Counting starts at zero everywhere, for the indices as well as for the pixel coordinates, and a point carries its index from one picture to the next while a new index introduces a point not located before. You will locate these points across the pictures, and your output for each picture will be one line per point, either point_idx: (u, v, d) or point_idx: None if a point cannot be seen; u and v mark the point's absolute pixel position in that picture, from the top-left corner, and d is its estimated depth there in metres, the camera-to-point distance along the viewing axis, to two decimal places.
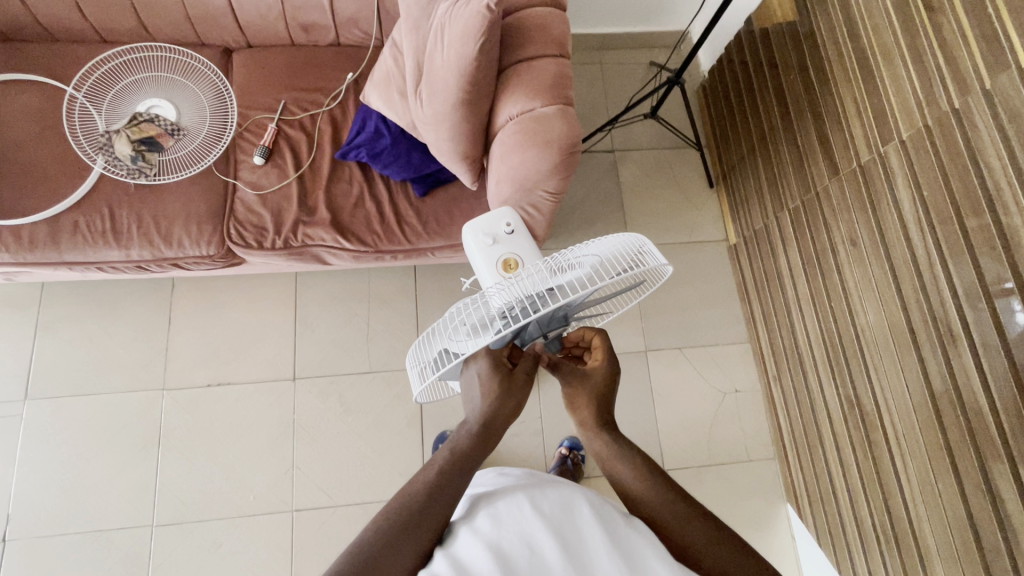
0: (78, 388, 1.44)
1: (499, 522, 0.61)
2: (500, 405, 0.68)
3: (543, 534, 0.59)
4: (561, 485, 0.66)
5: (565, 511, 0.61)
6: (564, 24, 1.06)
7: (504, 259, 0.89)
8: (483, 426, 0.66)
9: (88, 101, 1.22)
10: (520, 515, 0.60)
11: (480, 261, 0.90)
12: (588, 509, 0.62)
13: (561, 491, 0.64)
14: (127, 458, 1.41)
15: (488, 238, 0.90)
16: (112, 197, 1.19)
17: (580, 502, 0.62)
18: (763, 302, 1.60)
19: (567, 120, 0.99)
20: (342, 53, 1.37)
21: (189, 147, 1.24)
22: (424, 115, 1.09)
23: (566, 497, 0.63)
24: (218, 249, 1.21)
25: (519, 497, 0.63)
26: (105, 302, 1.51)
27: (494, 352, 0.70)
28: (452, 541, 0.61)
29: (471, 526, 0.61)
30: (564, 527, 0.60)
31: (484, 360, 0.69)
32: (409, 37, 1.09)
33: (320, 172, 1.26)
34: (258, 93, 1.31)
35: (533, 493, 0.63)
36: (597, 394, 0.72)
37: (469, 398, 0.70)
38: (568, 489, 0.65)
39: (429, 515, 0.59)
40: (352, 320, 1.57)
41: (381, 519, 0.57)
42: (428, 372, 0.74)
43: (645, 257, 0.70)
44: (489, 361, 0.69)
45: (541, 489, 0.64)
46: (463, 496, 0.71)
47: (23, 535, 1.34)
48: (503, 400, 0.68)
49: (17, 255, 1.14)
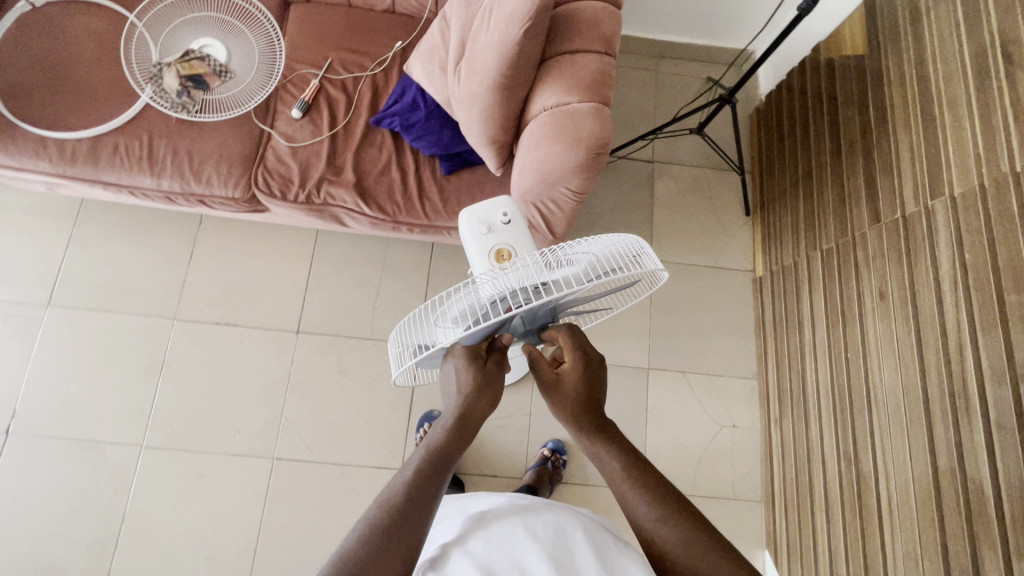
0: (97, 303, 1.51)
1: (491, 546, 0.63)
2: (477, 398, 0.65)
3: (533, 557, 0.60)
4: (558, 509, 0.68)
5: (558, 534, 0.63)
6: (617, 23, 1.03)
7: (498, 250, 0.85)
8: (460, 420, 0.64)
9: (147, 32, 1.26)
10: (512, 538, 0.63)
11: (473, 250, 0.86)
12: (579, 532, 0.64)
13: (556, 515, 0.66)
14: (129, 377, 1.47)
15: (482, 226, 0.85)
16: (153, 127, 1.23)
17: (572, 526, 0.65)
18: (778, 340, 1.55)
19: (600, 119, 0.97)
20: (394, 21, 1.36)
21: (233, 90, 1.27)
22: (459, 94, 1.08)
23: (560, 520, 0.66)
24: (244, 192, 1.25)
25: (513, 521, 0.65)
26: (136, 226, 1.57)
27: (472, 346, 0.68)
28: (445, 565, 0.63)
29: (464, 549, 0.64)
30: (554, 547, 0.62)
31: (462, 350, 0.67)
32: (459, 13, 1.08)
33: (353, 135, 1.27)
34: (307, 47, 1.32)
35: (527, 515, 0.66)
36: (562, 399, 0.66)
37: (448, 389, 0.68)
38: (563, 513, 0.67)
39: (412, 519, 0.55)
40: (363, 286, 1.59)
41: (364, 526, 0.54)
42: (408, 356, 0.74)
43: (641, 259, 0.67)
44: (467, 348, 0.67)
45: (535, 512, 0.67)
46: (461, 519, 0.73)
47: (23, 431, 1.41)
48: (479, 392, 0.65)
49: (59, 167, 1.20)
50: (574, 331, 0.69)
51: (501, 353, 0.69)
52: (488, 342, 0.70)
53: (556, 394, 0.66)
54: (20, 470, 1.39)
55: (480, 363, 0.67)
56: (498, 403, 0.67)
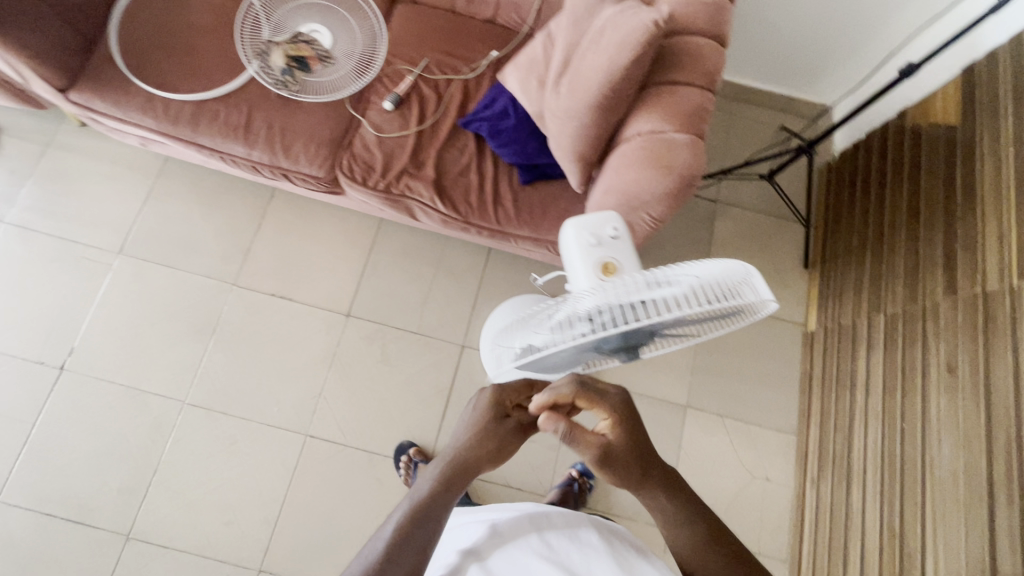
0: (164, 258, 1.56)
1: (508, 559, 0.68)
2: (477, 447, 0.63)
3: (549, 567, 0.66)
4: (567, 512, 0.73)
5: (571, 540, 0.69)
6: (721, 61, 1.05)
7: (605, 263, 0.82)
8: (455, 468, 0.62)
9: (261, 10, 1.31)
10: (527, 551, 0.67)
11: (578, 260, 0.84)
12: (594, 535, 0.69)
13: (566, 519, 0.72)
14: (182, 334, 1.51)
15: (592, 238, 0.84)
16: (254, 100, 1.28)
17: (583, 530, 0.70)
18: (825, 399, 1.52)
19: (694, 151, 0.98)
20: (493, 32, 1.39)
21: (332, 76, 1.32)
22: (555, 109, 1.09)
23: (571, 525, 0.71)
24: (327, 173, 1.29)
25: (526, 532, 0.70)
26: (212, 191, 1.63)
27: (498, 396, 0.67)
28: None
29: (481, 563, 0.68)
30: (571, 553, 0.67)
31: (489, 394, 0.67)
32: (567, 31, 1.10)
33: (439, 134, 1.31)
34: (407, 45, 1.36)
35: (538, 523, 0.71)
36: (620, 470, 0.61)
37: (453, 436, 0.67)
38: (572, 517, 0.72)
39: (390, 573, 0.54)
40: (417, 280, 1.61)
41: None
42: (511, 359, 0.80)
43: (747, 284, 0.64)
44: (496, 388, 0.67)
45: (546, 517, 0.71)
46: (468, 518, 0.78)
47: (76, 369, 1.46)
48: (480, 442, 0.64)
49: (161, 124, 1.25)
50: (605, 392, 0.64)
51: (531, 419, 0.66)
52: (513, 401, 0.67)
53: (610, 463, 0.61)
54: (67, 406, 1.43)
55: (502, 413, 0.66)
56: (506, 456, 0.65)
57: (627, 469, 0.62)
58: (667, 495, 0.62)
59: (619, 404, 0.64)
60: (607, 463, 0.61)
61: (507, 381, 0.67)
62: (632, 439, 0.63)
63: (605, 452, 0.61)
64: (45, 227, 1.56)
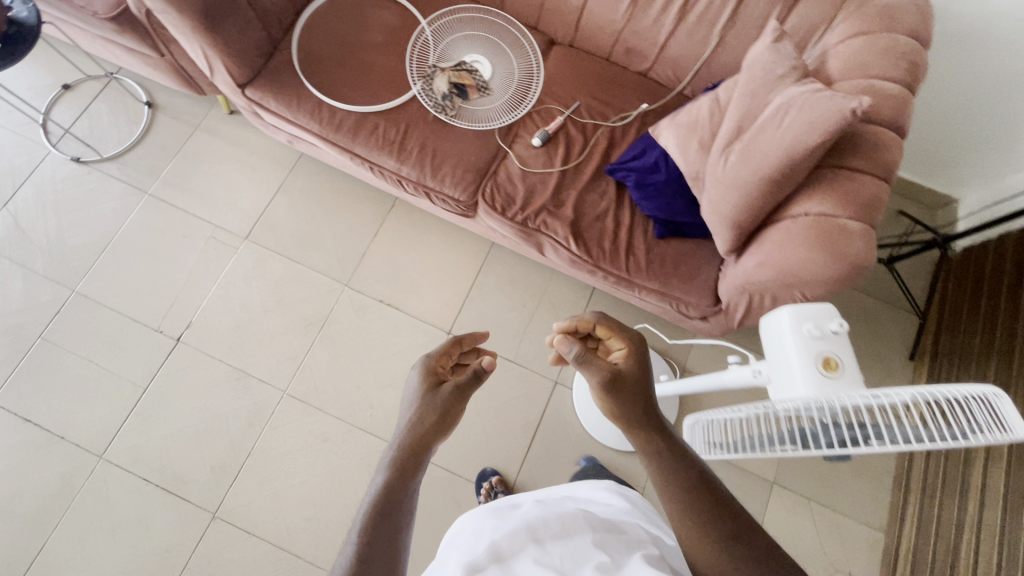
0: (285, 250, 1.62)
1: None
2: (422, 420, 0.67)
3: None
4: (565, 516, 0.63)
5: (573, 553, 0.57)
6: (900, 151, 1.03)
7: (827, 358, 0.68)
8: (410, 448, 0.65)
9: (431, 36, 1.38)
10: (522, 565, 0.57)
11: (780, 347, 0.73)
12: (593, 537, 0.59)
13: (566, 528, 0.61)
14: (292, 325, 1.56)
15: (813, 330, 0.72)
16: (412, 119, 1.34)
17: (584, 541, 0.59)
18: (924, 505, 1.44)
19: (867, 241, 0.96)
20: (645, 85, 1.41)
21: (486, 106, 1.37)
22: (718, 174, 1.10)
23: (571, 534, 0.60)
24: (468, 198, 1.32)
25: (519, 547, 0.59)
26: (338, 192, 1.69)
27: (429, 365, 0.73)
28: None
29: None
30: (574, 564, 0.56)
31: (421, 368, 0.73)
32: (741, 100, 1.10)
33: (581, 176, 1.33)
34: (561, 87, 1.40)
35: (534, 535, 0.60)
36: (625, 399, 0.68)
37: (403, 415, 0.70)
38: (570, 523, 0.61)
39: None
40: (519, 309, 1.63)
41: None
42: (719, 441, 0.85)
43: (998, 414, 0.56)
44: (428, 358, 0.74)
45: (542, 527, 0.61)
46: (460, 544, 0.65)
47: (191, 343, 1.52)
48: (428, 414, 0.68)
49: (324, 130, 1.32)
50: (612, 320, 0.76)
51: (466, 377, 0.70)
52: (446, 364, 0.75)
53: (621, 386, 0.69)
54: (177, 376, 1.49)
55: (437, 381, 0.73)
56: (452, 425, 0.69)
57: (630, 398, 0.68)
58: (636, 418, 0.67)
59: (636, 341, 0.75)
60: (620, 387, 0.69)
61: (435, 351, 0.75)
62: (640, 368, 0.72)
63: (616, 375, 0.69)
64: (182, 203, 1.64)
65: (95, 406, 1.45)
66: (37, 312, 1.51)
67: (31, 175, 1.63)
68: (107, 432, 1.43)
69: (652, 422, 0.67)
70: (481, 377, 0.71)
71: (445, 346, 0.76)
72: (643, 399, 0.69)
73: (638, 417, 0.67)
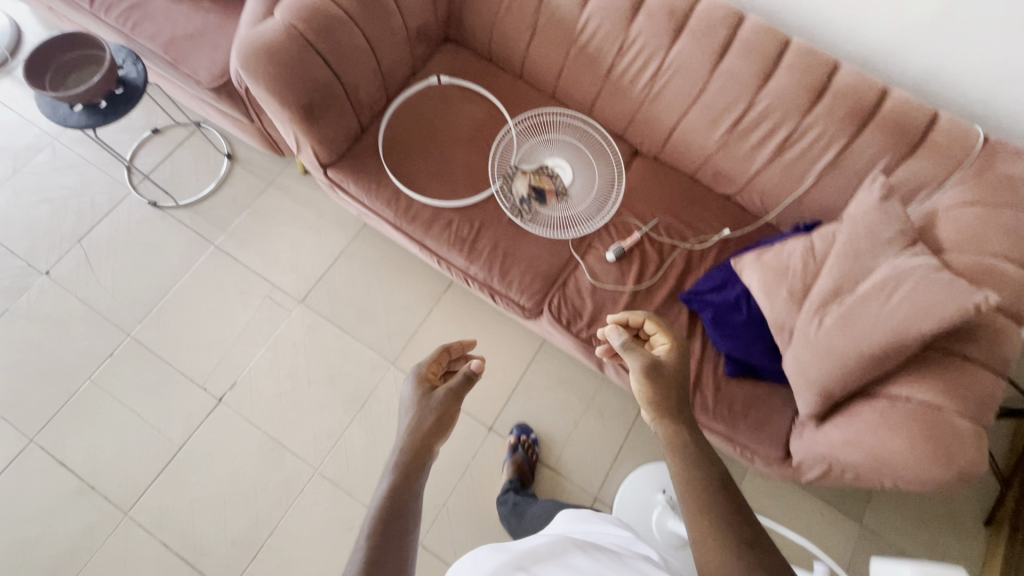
0: (337, 319, 1.61)
1: None
2: (418, 419, 0.75)
3: None
4: (552, 545, 0.68)
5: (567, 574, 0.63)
6: (1017, 343, 0.95)
7: None
8: (415, 449, 0.72)
9: (516, 136, 1.37)
10: None
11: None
12: (583, 558, 0.65)
13: (554, 552, 0.66)
14: (333, 399, 1.53)
15: None
16: (486, 219, 1.31)
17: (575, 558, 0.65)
18: None
19: (978, 445, 0.88)
20: (728, 209, 1.36)
21: (563, 213, 1.33)
22: (810, 336, 1.03)
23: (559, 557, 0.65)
24: (533, 307, 1.28)
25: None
26: (398, 266, 1.68)
27: (423, 372, 0.83)
28: None
29: None
30: None
31: (414, 377, 0.83)
32: (840, 259, 1.04)
33: (653, 299, 1.27)
34: (640, 200, 1.37)
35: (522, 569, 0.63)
36: (659, 384, 0.74)
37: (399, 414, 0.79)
38: (559, 548, 0.67)
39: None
40: (565, 412, 1.56)
41: None
42: None
43: None
44: (421, 367, 0.84)
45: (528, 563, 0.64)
46: None
47: (232, 404, 1.50)
48: (422, 415, 0.76)
49: (398, 220, 1.31)
50: (655, 318, 0.84)
51: (457, 380, 0.79)
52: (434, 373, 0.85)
53: (657, 374, 0.74)
54: (213, 438, 1.47)
55: (430, 386, 0.82)
56: (449, 424, 0.77)
57: (662, 387, 0.74)
58: (666, 404, 0.72)
59: (679, 338, 0.81)
60: (655, 374, 0.74)
61: (425, 362, 0.85)
62: (682, 363, 0.79)
63: (655, 366, 0.75)
64: (244, 258, 1.65)
65: (129, 458, 1.44)
66: (90, 353, 1.53)
67: (109, 213, 1.68)
68: (137, 488, 1.41)
69: (680, 408, 0.73)
70: (469, 381, 0.80)
71: (433, 355, 0.87)
72: (677, 392, 0.74)
73: (666, 405, 0.72)
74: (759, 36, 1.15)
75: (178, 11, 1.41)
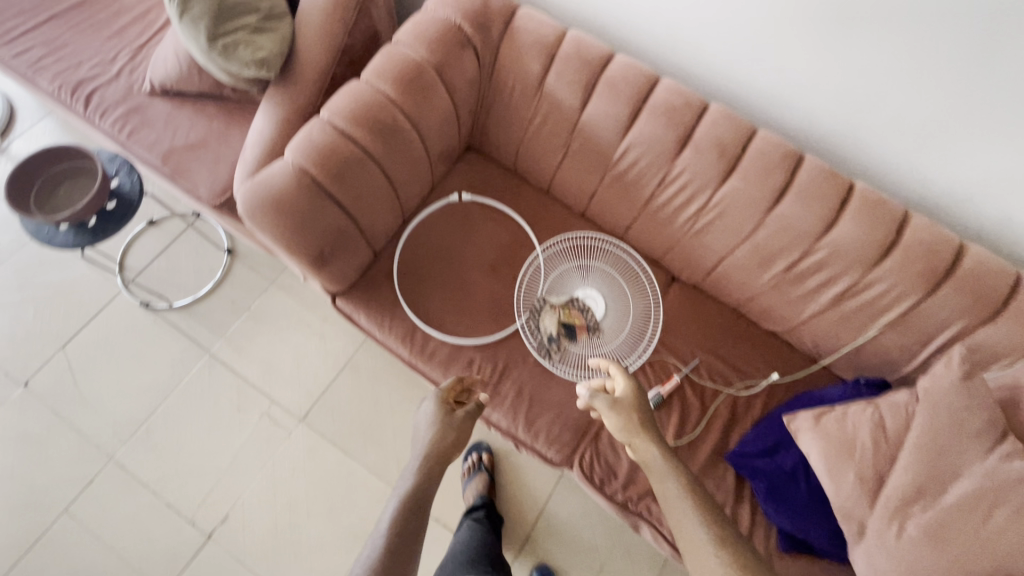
0: (341, 440, 1.47)
1: None
2: (440, 435, 0.99)
3: None
4: None
5: None
6: None
7: None
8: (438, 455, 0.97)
9: (545, 262, 1.25)
10: None
11: None
12: None
13: None
14: (334, 537, 1.39)
15: None
16: (512, 357, 1.20)
17: None
18: None
19: None
20: (776, 349, 1.24)
21: (595, 351, 1.19)
22: (886, 539, 0.91)
23: None
24: (562, 461, 1.15)
25: None
26: (409, 378, 1.55)
27: (443, 394, 1.05)
28: None
29: None
30: None
31: (434, 398, 1.04)
32: (916, 450, 0.93)
33: (697, 455, 1.14)
34: (679, 335, 1.25)
35: None
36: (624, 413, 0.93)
37: (419, 428, 1.04)
38: None
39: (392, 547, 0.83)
40: (590, 552, 1.42)
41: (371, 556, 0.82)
42: None
43: None
44: (438, 396, 1.04)
45: None
46: None
47: (222, 542, 1.36)
48: (443, 430, 0.99)
49: (413, 358, 1.19)
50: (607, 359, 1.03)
51: (468, 407, 1.03)
52: (456, 393, 1.08)
53: (615, 407, 0.94)
54: None
55: (448, 407, 1.04)
56: (462, 437, 1.01)
57: (625, 414, 0.94)
58: (633, 427, 0.93)
59: (632, 375, 0.97)
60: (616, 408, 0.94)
61: (444, 388, 1.06)
62: (637, 391, 0.96)
63: (613, 401, 0.95)
64: (242, 368, 1.53)
65: None
66: (68, 480, 1.39)
67: (96, 315, 1.55)
68: None
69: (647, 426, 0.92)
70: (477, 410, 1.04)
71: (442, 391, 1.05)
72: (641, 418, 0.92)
73: (631, 424, 0.93)
74: (819, 180, 1.04)
75: (179, 117, 1.30)
